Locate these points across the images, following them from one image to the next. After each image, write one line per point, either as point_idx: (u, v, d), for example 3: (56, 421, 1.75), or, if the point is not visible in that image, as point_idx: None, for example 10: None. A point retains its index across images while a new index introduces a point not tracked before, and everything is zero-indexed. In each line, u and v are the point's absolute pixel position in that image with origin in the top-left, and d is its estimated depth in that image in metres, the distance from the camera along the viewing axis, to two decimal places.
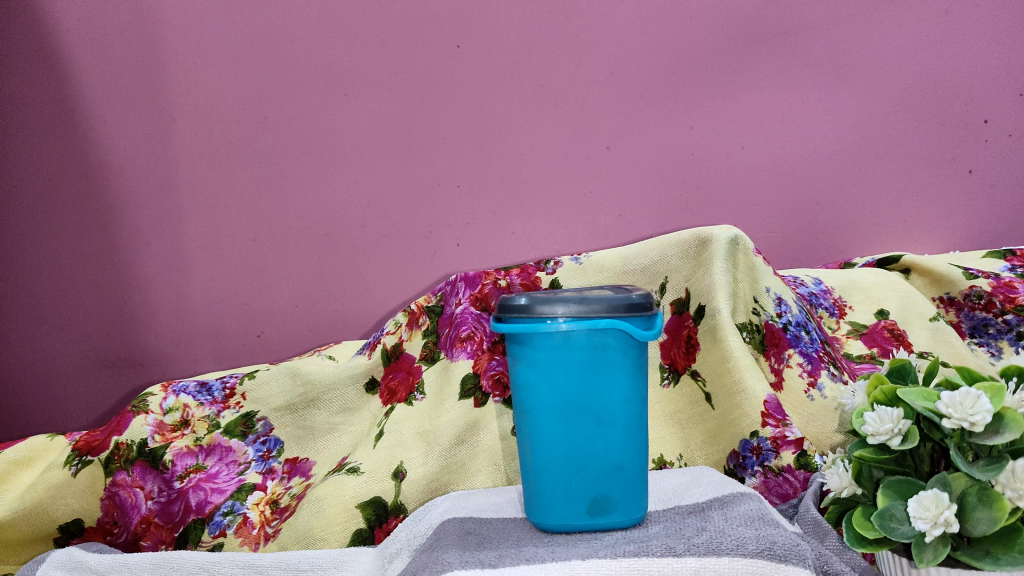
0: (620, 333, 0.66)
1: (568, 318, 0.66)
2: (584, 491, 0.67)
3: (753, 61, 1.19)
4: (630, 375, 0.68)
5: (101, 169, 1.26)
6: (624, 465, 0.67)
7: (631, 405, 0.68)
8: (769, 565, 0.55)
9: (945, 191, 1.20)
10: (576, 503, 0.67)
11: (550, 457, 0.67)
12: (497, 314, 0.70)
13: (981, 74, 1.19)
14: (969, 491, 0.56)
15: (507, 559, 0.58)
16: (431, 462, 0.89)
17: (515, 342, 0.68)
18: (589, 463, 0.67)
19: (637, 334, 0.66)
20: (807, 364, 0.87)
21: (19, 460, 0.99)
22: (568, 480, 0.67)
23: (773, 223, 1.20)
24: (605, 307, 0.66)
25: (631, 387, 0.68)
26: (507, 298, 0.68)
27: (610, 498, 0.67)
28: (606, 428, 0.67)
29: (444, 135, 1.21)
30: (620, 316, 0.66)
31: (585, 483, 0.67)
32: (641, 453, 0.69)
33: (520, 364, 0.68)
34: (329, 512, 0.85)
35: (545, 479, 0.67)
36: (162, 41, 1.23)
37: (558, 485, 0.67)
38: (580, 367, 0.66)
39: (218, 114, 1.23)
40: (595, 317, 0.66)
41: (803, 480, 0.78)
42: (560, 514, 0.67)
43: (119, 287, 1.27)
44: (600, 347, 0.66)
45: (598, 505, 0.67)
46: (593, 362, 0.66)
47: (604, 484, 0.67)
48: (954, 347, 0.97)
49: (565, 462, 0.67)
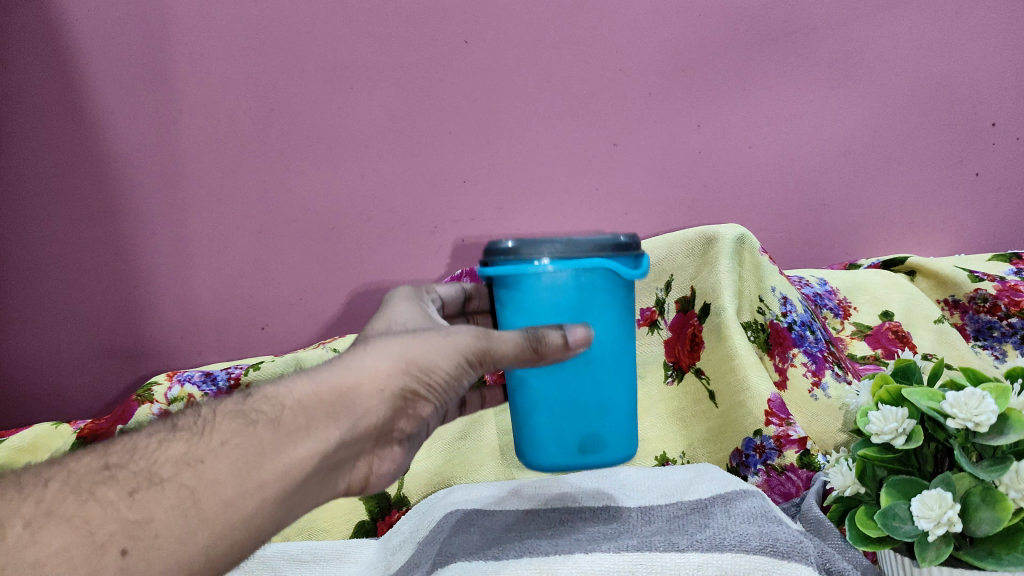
0: (606, 272, 0.66)
1: (555, 259, 0.65)
2: (574, 432, 0.72)
3: (761, 61, 1.18)
4: (616, 315, 0.69)
5: (106, 161, 1.27)
6: (611, 406, 0.72)
7: (617, 343, 0.70)
8: (772, 561, 0.53)
9: (951, 194, 1.21)
10: (566, 444, 0.72)
11: (540, 404, 0.72)
12: (486, 259, 0.69)
13: (991, 76, 1.18)
14: (973, 491, 0.56)
15: (508, 552, 0.60)
16: (435, 454, 0.92)
17: (504, 285, 0.67)
18: (578, 408, 0.71)
19: (625, 275, 0.66)
20: (812, 363, 0.85)
21: (23, 447, 0.98)
22: (559, 422, 0.72)
23: (778, 224, 1.22)
24: (592, 248, 0.65)
25: (617, 328, 0.69)
26: (494, 243, 0.68)
27: (599, 433, 0.73)
28: (595, 374, 0.70)
29: (451, 129, 1.21)
30: (606, 256, 0.66)
31: (575, 424, 0.72)
32: (626, 390, 0.73)
33: (510, 307, 0.68)
34: (331, 505, 0.87)
35: (538, 422, 0.72)
36: (166, 34, 1.23)
37: (550, 427, 0.72)
38: (571, 307, 0.66)
39: (224, 105, 1.23)
40: (581, 258, 0.65)
41: (806, 479, 0.77)
42: (552, 453, 0.73)
43: (125, 277, 1.28)
44: (588, 288, 0.66)
45: (587, 444, 0.73)
46: (581, 303, 0.66)
47: (593, 425, 0.72)
48: (959, 350, 0.96)
49: (555, 407, 0.71)
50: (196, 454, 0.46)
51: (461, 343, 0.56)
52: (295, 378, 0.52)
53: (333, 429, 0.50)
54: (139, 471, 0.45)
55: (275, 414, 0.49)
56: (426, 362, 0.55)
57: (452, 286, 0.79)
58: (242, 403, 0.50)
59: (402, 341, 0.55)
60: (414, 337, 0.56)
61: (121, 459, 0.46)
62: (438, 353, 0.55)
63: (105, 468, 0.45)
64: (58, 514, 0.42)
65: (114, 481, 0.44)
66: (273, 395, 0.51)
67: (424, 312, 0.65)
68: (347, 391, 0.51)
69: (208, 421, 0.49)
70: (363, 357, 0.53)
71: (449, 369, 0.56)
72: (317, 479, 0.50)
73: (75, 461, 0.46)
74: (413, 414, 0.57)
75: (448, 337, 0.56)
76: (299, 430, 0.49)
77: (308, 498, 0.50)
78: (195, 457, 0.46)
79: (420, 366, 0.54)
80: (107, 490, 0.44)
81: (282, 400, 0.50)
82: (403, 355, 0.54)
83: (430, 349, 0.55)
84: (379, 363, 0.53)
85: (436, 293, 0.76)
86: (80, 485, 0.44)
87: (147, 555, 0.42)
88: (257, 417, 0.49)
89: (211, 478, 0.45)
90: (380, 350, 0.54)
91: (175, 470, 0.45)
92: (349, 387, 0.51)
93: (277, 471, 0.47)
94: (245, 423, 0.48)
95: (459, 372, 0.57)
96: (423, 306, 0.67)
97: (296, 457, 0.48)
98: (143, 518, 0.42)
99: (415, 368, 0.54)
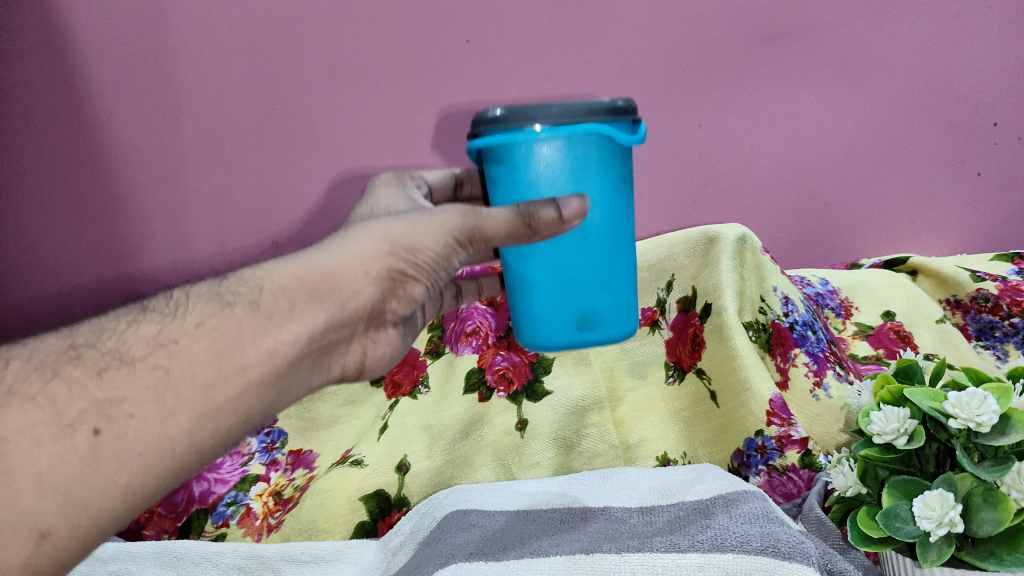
0: (602, 140, 0.60)
1: (547, 127, 0.58)
2: (573, 308, 0.66)
3: (766, 60, 1.16)
4: (615, 185, 0.63)
5: (108, 162, 1.28)
6: (613, 280, 0.66)
7: (615, 218, 0.64)
8: (773, 562, 0.53)
9: (949, 192, 1.23)
10: (565, 321, 0.66)
11: (535, 279, 0.66)
12: (471, 134, 0.62)
13: (999, 76, 1.17)
14: (974, 491, 0.55)
15: (509, 554, 0.61)
16: (436, 456, 0.91)
17: (493, 158, 0.62)
18: (574, 283, 0.65)
19: (623, 140, 0.59)
20: (813, 363, 0.86)
21: None
22: (558, 298, 0.66)
23: (779, 224, 1.26)
24: (586, 112, 0.58)
25: (615, 199, 0.63)
26: (480, 111, 0.60)
27: (598, 312, 0.66)
28: (594, 248, 0.64)
29: (454, 130, 1.23)
30: (602, 121, 0.59)
31: (574, 300, 0.65)
32: (628, 267, 0.67)
33: (500, 182, 0.63)
34: (332, 504, 0.88)
35: (535, 296, 0.67)
36: (162, 32, 1.20)
37: (547, 302, 0.66)
38: (569, 185, 0.61)
39: (224, 107, 1.22)
40: (574, 124, 0.58)
41: (807, 479, 0.77)
42: (549, 333, 0.67)
43: (128, 275, 1.35)
44: (583, 157, 0.60)
45: (586, 321, 0.66)
46: (576, 174, 0.61)
47: (592, 300, 0.66)
48: (961, 350, 0.96)
49: (553, 283, 0.65)
50: (172, 335, 0.52)
51: (443, 225, 0.62)
52: (277, 263, 0.59)
53: (317, 309, 0.58)
54: (107, 351, 0.51)
55: (253, 295, 0.56)
56: (409, 243, 0.62)
57: (441, 171, 0.84)
58: (217, 286, 0.57)
59: (385, 224, 0.62)
60: (396, 220, 0.62)
61: (86, 340, 0.52)
62: (420, 234, 0.62)
63: (71, 348, 0.51)
64: (21, 392, 0.48)
65: (80, 361, 0.50)
66: (252, 278, 0.57)
67: (406, 200, 0.72)
68: (332, 273, 0.59)
69: (181, 305, 0.54)
70: (348, 242, 0.61)
71: (432, 249, 0.63)
72: (306, 358, 0.59)
73: (39, 342, 0.52)
74: (404, 295, 0.65)
75: (432, 217, 0.63)
76: (282, 314, 0.56)
77: (301, 370, 0.59)
78: (169, 338, 0.52)
79: (404, 247, 0.62)
80: (74, 368, 0.50)
81: (260, 283, 0.57)
82: (387, 237, 0.61)
83: (413, 230, 0.62)
84: (365, 247, 0.61)
85: (423, 178, 0.81)
86: (44, 364, 0.50)
87: (116, 433, 0.48)
88: (235, 297, 0.55)
89: (187, 358, 0.51)
90: (367, 234, 0.61)
91: (147, 351, 0.51)
92: (333, 270, 0.59)
93: (262, 352, 0.54)
94: (222, 304, 0.55)
95: (444, 251, 0.63)
96: (406, 192, 0.74)
97: (280, 338, 0.55)
98: (116, 396, 0.49)
99: (400, 249, 0.61)
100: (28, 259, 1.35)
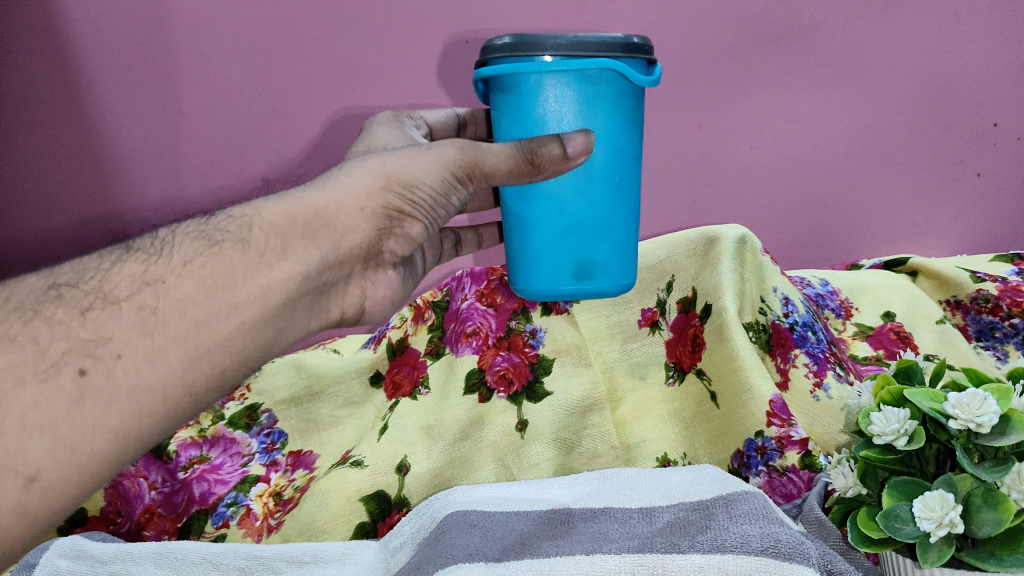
0: (613, 76, 0.62)
1: (557, 57, 0.60)
2: (571, 253, 0.68)
3: (765, 61, 1.16)
4: (624, 126, 0.65)
5: (109, 163, 1.29)
6: (613, 227, 0.68)
7: (620, 158, 0.66)
8: (774, 563, 0.53)
9: (948, 192, 1.23)
10: (562, 268, 0.68)
11: (536, 224, 0.68)
12: (480, 62, 0.65)
13: (999, 77, 1.17)
14: (974, 492, 0.55)
15: (510, 556, 0.61)
16: (435, 456, 0.90)
17: (501, 88, 0.64)
18: (576, 226, 0.67)
19: (634, 79, 0.61)
20: (813, 363, 0.85)
21: None
22: (557, 241, 0.68)
23: (778, 225, 1.26)
24: (598, 46, 0.60)
25: (624, 141, 0.65)
26: (491, 40, 0.62)
27: (596, 261, 0.68)
28: (596, 190, 0.67)
29: None
30: (614, 57, 0.61)
31: (572, 244, 0.68)
32: (630, 215, 0.69)
33: (507, 114, 0.65)
34: (332, 505, 0.86)
35: (533, 242, 0.69)
36: (162, 35, 1.21)
37: (546, 246, 0.68)
38: (576, 119, 0.63)
39: (224, 111, 1.25)
40: (584, 59, 0.60)
41: (808, 479, 0.77)
42: (546, 279, 0.69)
43: None
44: (592, 92, 0.62)
45: (583, 269, 0.68)
46: (584, 109, 0.63)
47: (590, 247, 0.68)
48: (960, 350, 0.95)
49: (553, 226, 0.67)
50: (159, 273, 0.51)
51: (442, 159, 0.63)
52: (269, 200, 0.58)
53: (311, 246, 0.57)
54: (90, 291, 0.50)
55: (242, 234, 0.55)
56: (405, 178, 0.62)
57: (445, 110, 0.85)
58: (205, 225, 0.56)
59: (381, 160, 0.62)
60: (391, 157, 0.62)
61: (69, 280, 0.51)
62: (416, 169, 0.62)
63: (52, 288, 0.51)
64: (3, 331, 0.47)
65: (62, 301, 0.49)
66: (240, 216, 0.57)
67: (403, 140, 0.72)
68: (326, 210, 0.58)
69: (168, 244, 0.54)
70: (343, 177, 0.61)
71: (429, 184, 0.63)
72: (301, 298, 0.58)
73: (19, 283, 0.51)
74: (402, 235, 0.65)
75: (429, 152, 0.63)
76: (275, 253, 0.56)
77: (298, 310, 0.59)
78: (155, 277, 0.51)
79: (401, 182, 0.62)
80: (54, 307, 0.49)
81: (251, 221, 0.56)
82: (383, 173, 0.61)
83: (409, 165, 0.62)
84: (361, 181, 0.60)
85: (422, 117, 0.82)
86: (25, 303, 0.49)
87: (103, 372, 0.47)
88: (224, 236, 0.55)
89: (176, 296, 0.51)
90: (360, 170, 0.61)
91: (133, 290, 0.50)
92: (326, 206, 0.58)
93: (254, 291, 0.54)
94: (210, 242, 0.54)
95: (441, 187, 0.64)
96: (403, 131, 0.74)
97: (273, 277, 0.55)
98: (99, 336, 0.48)
99: (396, 184, 0.61)
100: (26, 259, 1.34)
